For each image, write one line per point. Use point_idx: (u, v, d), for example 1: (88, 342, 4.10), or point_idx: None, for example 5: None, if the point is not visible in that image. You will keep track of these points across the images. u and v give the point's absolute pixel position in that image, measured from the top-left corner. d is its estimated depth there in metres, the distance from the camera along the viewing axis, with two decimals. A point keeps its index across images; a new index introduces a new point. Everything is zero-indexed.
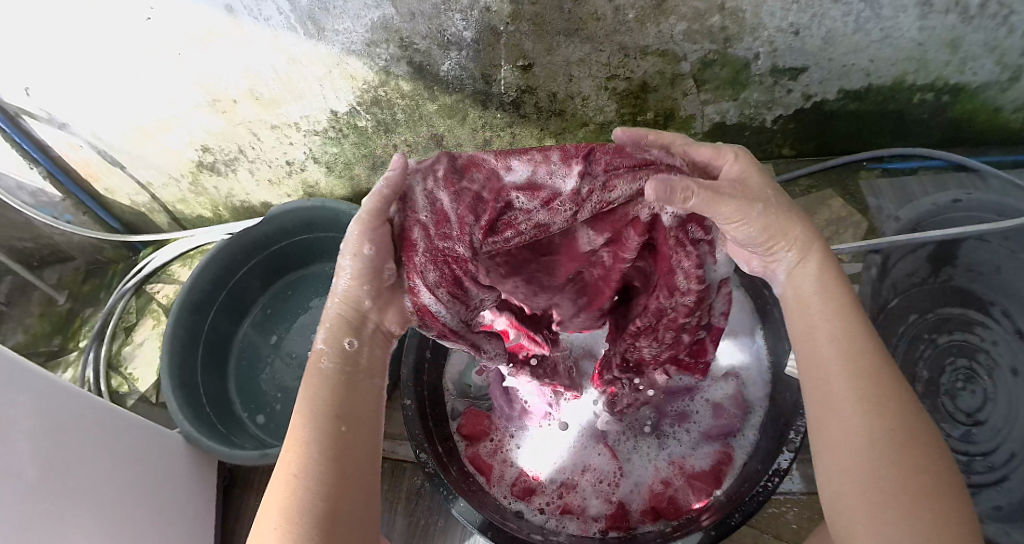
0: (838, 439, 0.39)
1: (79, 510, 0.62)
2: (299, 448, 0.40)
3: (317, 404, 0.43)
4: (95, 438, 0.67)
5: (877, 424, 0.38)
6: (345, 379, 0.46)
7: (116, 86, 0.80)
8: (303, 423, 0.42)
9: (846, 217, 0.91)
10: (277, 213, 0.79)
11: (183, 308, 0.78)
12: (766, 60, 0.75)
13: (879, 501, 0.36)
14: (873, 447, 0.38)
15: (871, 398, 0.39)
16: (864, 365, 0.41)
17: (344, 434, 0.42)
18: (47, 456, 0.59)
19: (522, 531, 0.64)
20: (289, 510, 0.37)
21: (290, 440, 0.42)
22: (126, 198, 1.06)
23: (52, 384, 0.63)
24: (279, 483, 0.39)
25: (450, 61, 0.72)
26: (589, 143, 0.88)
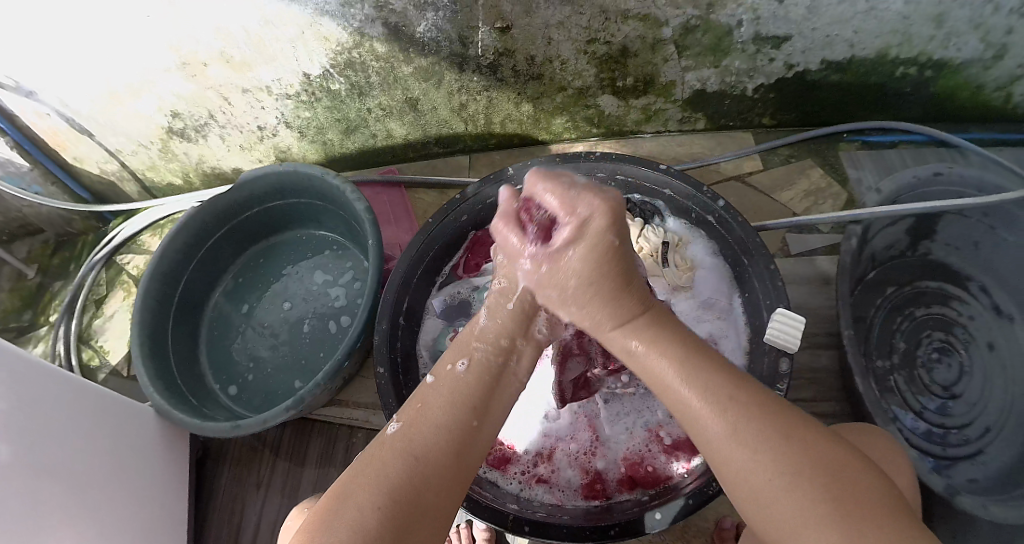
0: (707, 441, 0.40)
1: (55, 488, 0.61)
2: (427, 424, 0.43)
3: (471, 395, 0.46)
4: (70, 415, 0.66)
5: (748, 428, 0.38)
6: (492, 380, 0.48)
7: (82, 50, 0.77)
8: (446, 408, 0.45)
9: (825, 187, 0.90)
10: (247, 179, 0.77)
11: (153, 277, 0.76)
12: (749, 27, 0.73)
13: (775, 490, 0.36)
14: (749, 453, 0.38)
15: (720, 405, 0.40)
16: (684, 365, 0.43)
17: (475, 429, 0.45)
18: (18, 434, 0.57)
19: (497, 501, 0.63)
20: (392, 473, 0.39)
21: (414, 415, 0.45)
22: (95, 167, 1.03)
23: (25, 361, 0.61)
24: (397, 446, 0.42)
25: (427, 22, 0.70)
26: (566, 108, 0.87)
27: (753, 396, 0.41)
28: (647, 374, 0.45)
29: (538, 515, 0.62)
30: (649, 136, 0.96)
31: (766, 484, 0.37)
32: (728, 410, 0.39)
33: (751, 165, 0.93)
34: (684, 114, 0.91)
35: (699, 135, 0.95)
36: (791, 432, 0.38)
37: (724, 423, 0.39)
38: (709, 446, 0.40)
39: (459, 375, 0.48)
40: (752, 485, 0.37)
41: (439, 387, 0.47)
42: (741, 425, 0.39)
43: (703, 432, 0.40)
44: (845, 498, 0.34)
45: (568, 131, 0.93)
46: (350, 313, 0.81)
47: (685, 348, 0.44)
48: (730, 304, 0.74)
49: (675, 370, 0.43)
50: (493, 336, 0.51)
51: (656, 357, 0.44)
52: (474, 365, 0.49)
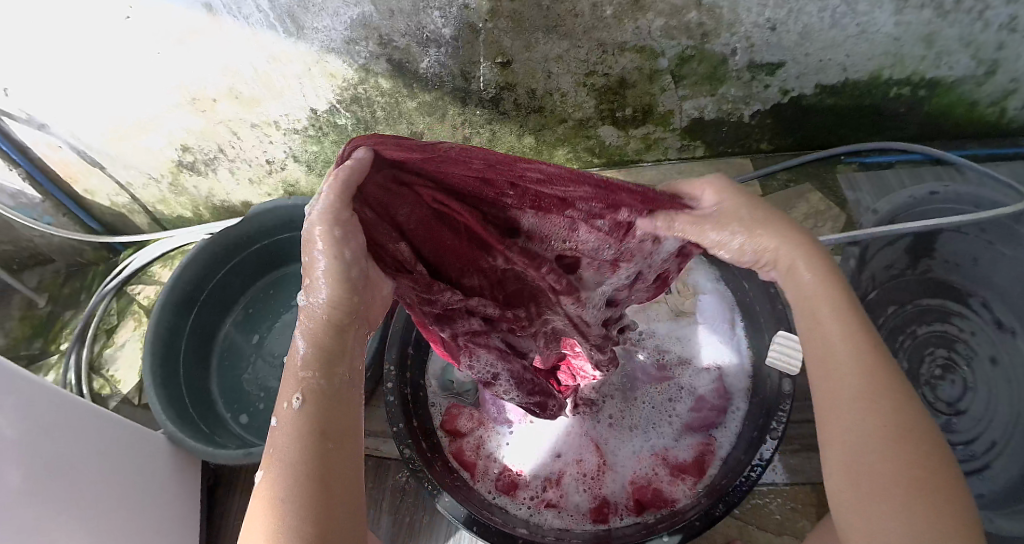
0: (845, 416, 0.41)
1: (65, 513, 0.62)
2: (282, 457, 0.38)
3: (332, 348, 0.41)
4: (80, 440, 0.67)
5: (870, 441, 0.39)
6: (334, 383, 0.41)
7: (95, 86, 0.79)
8: (318, 380, 0.40)
9: (824, 210, 0.92)
10: (258, 212, 0.79)
11: (165, 308, 0.77)
12: (743, 55, 0.75)
13: (881, 494, 0.38)
14: (879, 441, 0.39)
15: (868, 394, 0.40)
16: (842, 317, 0.44)
17: (336, 450, 0.39)
18: (30, 461, 0.58)
19: (507, 525, 0.64)
20: (301, 474, 0.36)
21: (274, 454, 0.38)
22: (106, 199, 1.05)
23: (35, 386, 0.62)
24: (263, 495, 0.37)
25: (430, 58, 0.72)
26: (567, 139, 0.89)
27: (904, 394, 0.41)
28: (809, 328, 0.45)
29: (548, 538, 0.63)
30: (650, 164, 0.97)
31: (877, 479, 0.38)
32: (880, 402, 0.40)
33: (751, 191, 0.94)
34: (683, 142, 0.92)
35: (698, 162, 0.97)
36: (907, 437, 0.39)
37: (867, 411, 0.40)
38: (839, 421, 0.41)
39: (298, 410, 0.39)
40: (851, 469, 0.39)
41: (300, 407, 0.39)
42: (883, 426, 0.39)
43: (837, 407, 0.41)
44: (931, 496, 0.37)
45: (570, 161, 0.95)
46: None
47: (854, 314, 0.44)
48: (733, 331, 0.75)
49: (833, 321, 0.43)
50: (342, 315, 0.42)
51: (823, 302, 0.44)
52: (328, 321, 0.41)
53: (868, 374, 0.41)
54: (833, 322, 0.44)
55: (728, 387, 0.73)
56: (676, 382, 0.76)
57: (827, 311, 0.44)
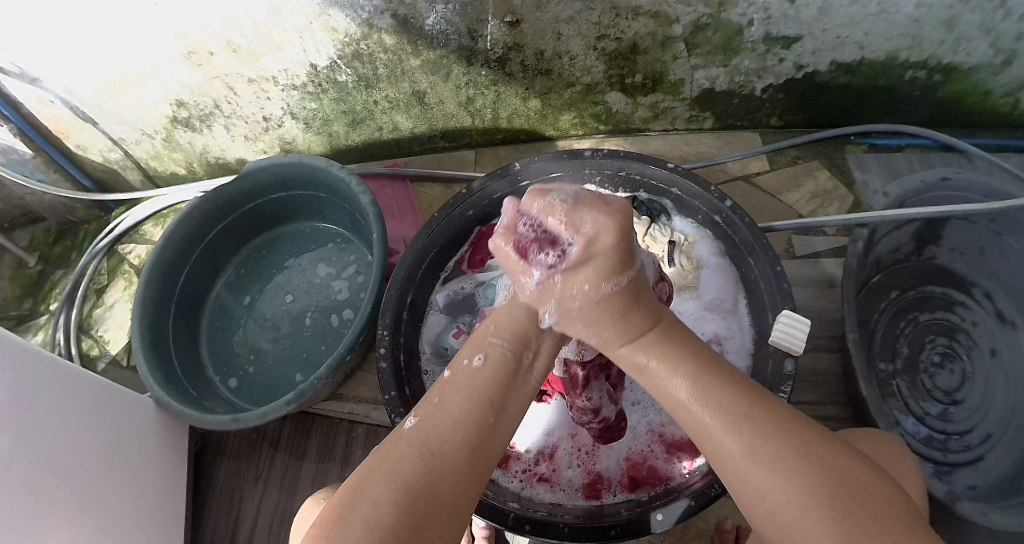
0: (740, 472, 0.38)
1: (48, 485, 0.60)
2: (445, 419, 0.41)
3: (489, 390, 0.44)
4: (65, 409, 0.65)
5: (768, 443, 0.37)
6: (509, 376, 0.46)
7: (88, 39, 0.77)
8: (467, 398, 0.43)
9: (831, 190, 0.90)
10: (252, 170, 0.77)
11: (154, 268, 0.75)
12: (759, 27, 0.73)
13: (802, 501, 0.35)
14: (779, 483, 0.36)
15: (742, 436, 0.38)
16: (698, 383, 0.41)
17: (490, 436, 0.42)
18: (13, 430, 0.56)
19: (497, 499, 0.62)
20: (404, 472, 0.37)
21: (435, 410, 0.42)
22: (98, 155, 1.02)
23: (21, 352, 0.60)
24: (414, 441, 0.40)
25: (436, 14, 0.70)
26: (573, 104, 0.86)
27: (765, 411, 0.39)
28: (666, 400, 0.43)
29: (539, 513, 0.61)
30: (656, 134, 0.95)
31: (783, 495, 0.35)
32: (745, 432, 0.38)
33: (758, 166, 0.93)
34: (691, 113, 0.90)
35: (706, 135, 0.95)
36: (808, 446, 0.37)
37: (750, 447, 0.37)
38: (736, 474, 0.38)
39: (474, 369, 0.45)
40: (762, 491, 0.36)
41: (483, 372, 0.45)
42: (774, 460, 0.36)
43: (725, 446, 0.38)
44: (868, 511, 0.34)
45: (575, 128, 0.93)
46: (352, 306, 0.80)
47: (699, 358, 0.43)
48: (736, 304, 0.73)
49: (688, 386, 0.41)
50: (509, 331, 0.48)
51: (659, 350, 0.44)
52: (491, 357, 0.46)
53: (738, 397, 0.40)
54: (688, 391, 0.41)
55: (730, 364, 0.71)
56: None
57: (661, 358, 0.44)
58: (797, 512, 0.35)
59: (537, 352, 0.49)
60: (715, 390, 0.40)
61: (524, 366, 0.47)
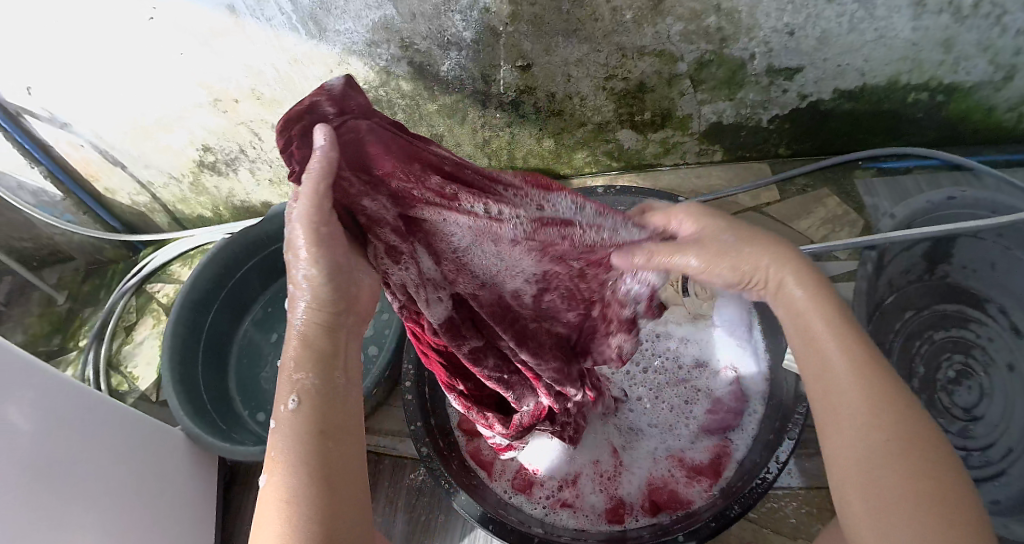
0: (839, 411, 0.38)
1: (83, 519, 0.62)
2: (292, 465, 0.35)
3: (333, 418, 0.37)
4: (100, 444, 0.68)
5: (878, 389, 0.37)
6: (352, 399, 0.39)
7: (120, 87, 0.81)
8: (352, 389, 0.40)
9: (841, 215, 0.92)
10: (279, 212, 0.80)
11: (184, 307, 0.79)
12: (761, 60, 0.75)
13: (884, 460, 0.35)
14: (871, 431, 0.36)
15: (865, 388, 0.38)
16: (843, 332, 0.40)
17: (348, 459, 0.36)
18: (49, 465, 0.59)
19: (523, 524, 0.64)
20: (309, 459, 0.34)
21: (278, 455, 0.35)
22: (126, 198, 1.06)
23: (60, 389, 0.64)
24: (269, 501, 0.34)
25: (450, 60, 0.73)
26: (586, 143, 0.89)
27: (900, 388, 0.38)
28: (802, 335, 0.42)
29: (564, 538, 0.63)
30: (667, 169, 0.97)
31: (865, 454, 0.36)
32: (875, 404, 0.37)
33: (768, 196, 0.95)
34: (701, 147, 0.93)
35: (716, 167, 0.97)
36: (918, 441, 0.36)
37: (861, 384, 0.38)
38: (833, 413, 0.39)
39: (292, 411, 0.36)
40: (846, 439, 0.37)
41: (299, 404, 0.36)
42: (883, 415, 0.36)
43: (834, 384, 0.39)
44: (946, 503, 0.33)
45: (589, 165, 0.95)
46: (377, 343, 0.83)
47: (856, 332, 0.41)
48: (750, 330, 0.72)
49: (836, 341, 0.40)
50: (313, 351, 0.38)
51: (815, 315, 0.42)
52: (366, 344, 0.44)
53: (877, 363, 0.39)
54: (834, 346, 0.40)
55: (745, 390, 0.73)
56: (691, 384, 0.77)
57: (819, 321, 0.41)
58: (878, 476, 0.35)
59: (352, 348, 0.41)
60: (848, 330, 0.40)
61: (377, 357, 0.45)
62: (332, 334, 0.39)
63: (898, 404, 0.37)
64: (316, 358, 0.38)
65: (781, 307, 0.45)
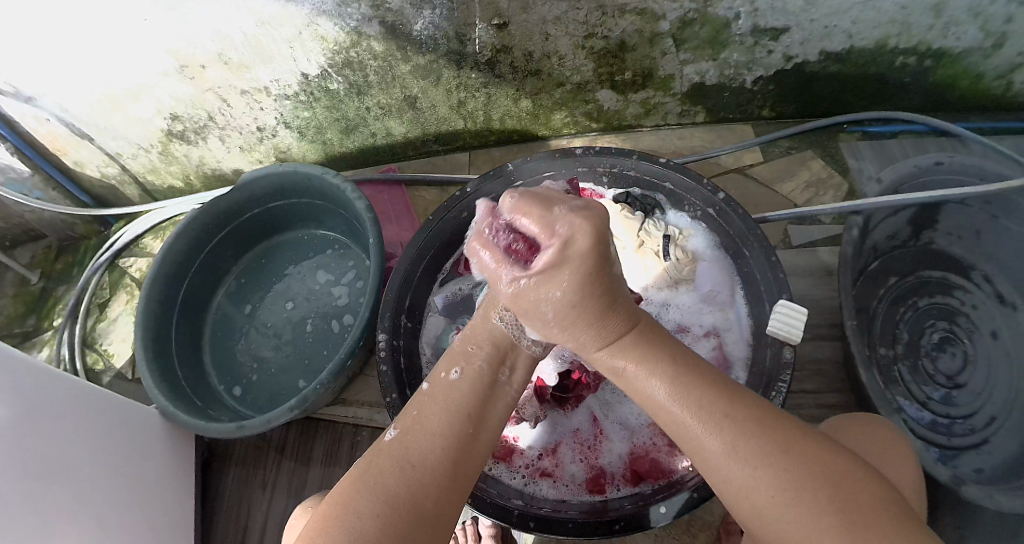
0: (706, 459, 0.39)
1: (61, 505, 0.61)
2: (425, 434, 0.43)
3: (469, 401, 0.46)
4: (76, 428, 0.66)
5: (720, 412, 0.39)
6: (487, 388, 0.47)
7: (86, 57, 0.78)
8: (443, 415, 0.44)
9: (826, 179, 0.91)
10: (250, 180, 0.77)
11: (155, 282, 0.76)
12: (746, 20, 0.73)
13: (789, 485, 0.36)
14: (748, 473, 0.37)
15: (722, 429, 0.38)
16: (650, 363, 0.43)
17: (469, 452, 0.43)
18: (25, 452, 0.57)
19: (501, 498, 0.63)
20: (388, 484, 0.39)
21: (413, 421, 0.44)
22: (96, 171, 1.03)
23: (32, 375, 0.61)
24: (394, 453, 0.41)
25: (424, 20, 0.70)
26: (564, 103, 0.87)
27: (744, 403, 0.40)
28: (649, 403, 0.43)
29: (543, 510, 0.62)
30: (648, 130, 0.96)
31: (763, 492, 0.37)
32: (726, 429, 0.38)
33: (751, 158, 0.93)
34: (683, 108, 0.91)
35: (698, 129, 0.95)
36: (789, 443, 0.38)
37: (711, 426, 0.39)
38: (715, 476, 0.39)
39: (453, 381, 0.47)
40: (743, 485, 0.37)
41: (464, 378, 0.47)
42: (738, 440, 0.38)
43: (692, 436, 0.40)
44: (855, 516, 0.34)
45: (568, 126, 0.93)
46: (352, 312, 0.81)
47: (679, 365, 0.42)
48: (733, 296, 0.74)
49: (670, 396, 0.41)
50: (485, 339, 0.50)
51: (639, 373, 0.43)
52: (467, 370, 0.48)
53: (710, 394, 0.40)
54: (670, 399, 0.41)
55: (728, 355, 0.72)
56: None
57: (657, 387, 0.42)
58: (768, 498, 0.36)
59: (517, 374, 0.51)
60: (673, 371, 0.42)
61: (501, 381, 0.49)
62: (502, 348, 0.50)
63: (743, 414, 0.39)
64: (502, 365, 0.49)
65: (608, 370, 0.47)
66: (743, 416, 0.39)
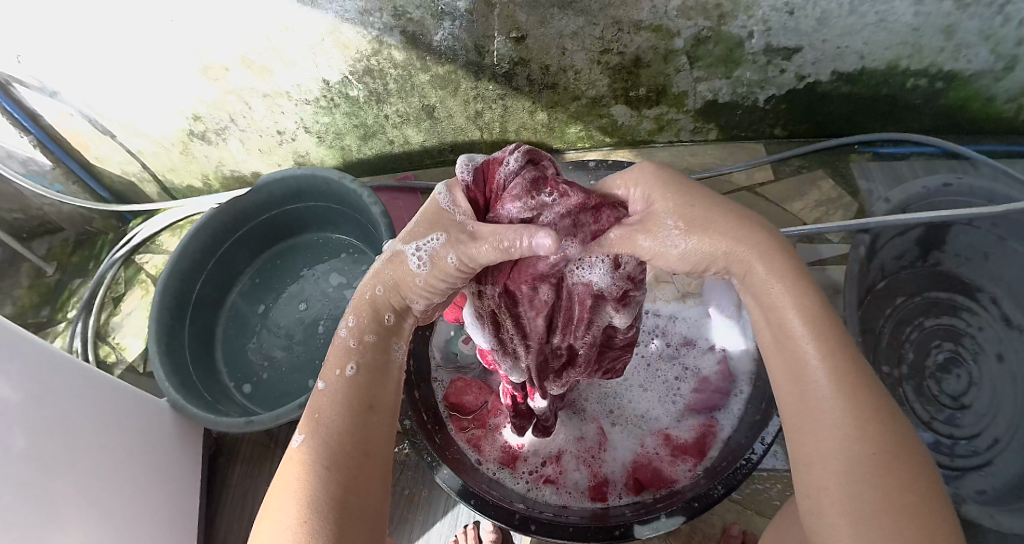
0: (806, 397, 0.36)
1: (69, 490, 0.62)
2: (326, 432, 0.37)
3: (363, 394, 0.39)
4: (86, 416, 0.67)
5: (859, 395, 0.34)
6: (383, 368, 0.42)
7: (112, 56, 0.80)
8: (345, 408, 0.38)
9: (836, 198, 0.92)
10: (267, 182, 0.79)
11: (172, 277, 0.78)
12: (760, 39, 0.74)
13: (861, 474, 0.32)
14: (840, 423, 0.33)
15: (852, 395, 0.34)
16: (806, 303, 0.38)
17: (378, 448, 0.38)
18: (36, 434, 0.59)
19: (504, 500, 0.63)
20: (313, 493, 0.34)
21: (314, 422, 0.38)
22: (116, 167, 1.05)
23: (47, 360, 0.63)
24: (300, 463, 0.36)
25: (443, 31, 0.72)
26: (580, 116, 0.88)
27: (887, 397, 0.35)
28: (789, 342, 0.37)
29: (545, 514, 0.63)
30: (663, 146, 0.97)
31: (837, 464, 0.33)
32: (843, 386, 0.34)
33: (763, 176, 0.95)
34: (695, 125, 0.92)
35: (710, 145, 0.97)
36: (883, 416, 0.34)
37: (837, 392, 0.34)
38: (808, 421, 0.35)
39: (347, 378, 0.40)
40: (824, 451, 0.34)
41: (356, 373, 0.40)
42: (853, 393, 0.34)
43: (809, 409, 0.35)
44: (906, 500, 0.31)
45: (582, 140, 0.94)
46: None
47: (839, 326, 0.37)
48: (740, 311, 0.75)
49: (808, 331, 0.37)
50: (370, 326, 0.43)
51: (785, 300, 0.39)
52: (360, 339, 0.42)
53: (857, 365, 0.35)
54: (806, 333, 0.37)
55: (733, 369, 0.74)
56: (678, 362, 0.78)
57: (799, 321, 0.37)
58: (834, 466, 0.33)
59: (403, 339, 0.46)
60: (818, 319, 0.37)
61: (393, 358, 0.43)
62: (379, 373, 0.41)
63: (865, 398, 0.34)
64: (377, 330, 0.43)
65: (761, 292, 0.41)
66: (876, 397, 0.34)
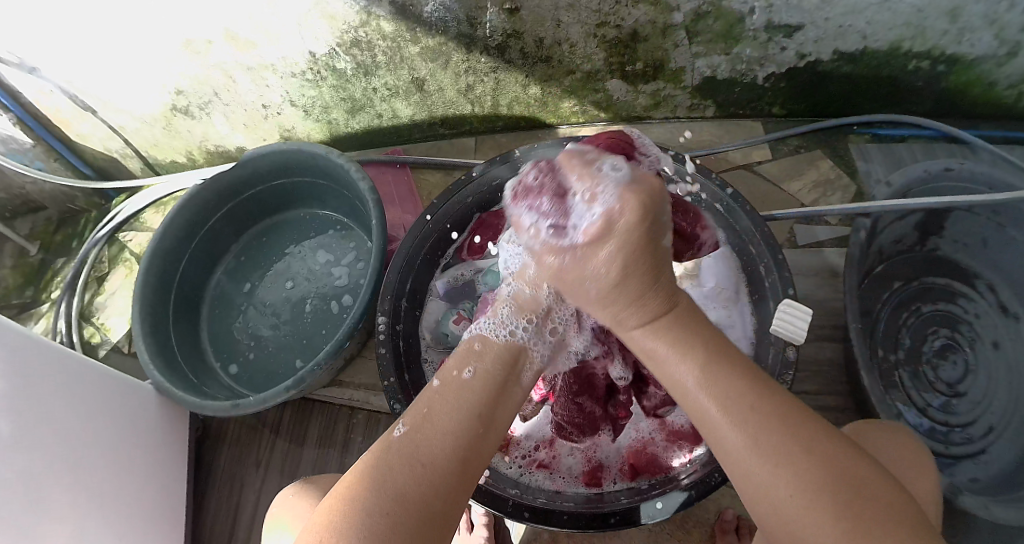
0: (723, 437, 0.38)
1: (58, 474, 0.61)
2: (436, 430, 0.41)
3: (478, 400, 0.43)
4: (74, 399, 0.66)
5: (771, 428, 0.36)
6: (497, 388, 0.45)
7: (90, 29, 0.77)
8: (456, 410, 0.42)
9: (833, 179, 0.91)
10: (251, 158, 0.77)
11: (155, 256, 0.76)
12: (761, 15, 0.72)
13: (817, 498, 0.33)
14: (768, 460, 0.35)
15: (754, 429, 0.36)
16: (708, 356, 0.41)
17: (477, 456, 0.41)
18: (24, 418, 0.58)
19: (495, 487, 0.62)
20: (396, 481, 0.37)
21: (420, 416, 0.42)
22: (99, 144, 1.03)
23: (32, 342, 0.62)
24: (406, 451, 0.39)
25: (434, 2, 0.69)
26: (575, 91, 0.86)
27: (771, 396, 0.39)
28: (676, 389, 0.42)
29: (538, 500, 0.62)
30: (658, 122, 0.95)
31: (784, 492, 0.34)
32: (750, 422, 0.37)
33: (759, 155, 0.94)
34: (692, 101, 0.91)
35: (708, 123, 0.95)
36: (814, 444, 0.36)
37: (745, 430, 0.37)
38: (738, 466, 0.37)
39: (465, 380, 0.45)
40: (767, 482, 0.35)
41: (472, 380, 0.45)
42: (761, 434, 0.36)
43: (741, 456, 0.37)
44: (863, 514, 0.32)
45: (576, 115, 0.92)
46: (352, 292, 0.81)
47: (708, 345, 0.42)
48: (737, 294, 0.74)
49: (693, 378, 0.40)
50: (493, 356, 0.47)
51: (670, 354, 0.42)
52: (489, 345, 0.48)
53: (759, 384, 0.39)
54: (695, 383, 0.40)
55: None
56: None
57: (685, 370, 0.41)
58: (780, 495, 0.34)
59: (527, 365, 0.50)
60: (720, 373, 0.39)
61: (509, 382, 0.46)
62: (501, 383, 0.46)
63: (771, 412, 0.37)
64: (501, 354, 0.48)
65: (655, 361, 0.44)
66: (762, 405, 0.38)
